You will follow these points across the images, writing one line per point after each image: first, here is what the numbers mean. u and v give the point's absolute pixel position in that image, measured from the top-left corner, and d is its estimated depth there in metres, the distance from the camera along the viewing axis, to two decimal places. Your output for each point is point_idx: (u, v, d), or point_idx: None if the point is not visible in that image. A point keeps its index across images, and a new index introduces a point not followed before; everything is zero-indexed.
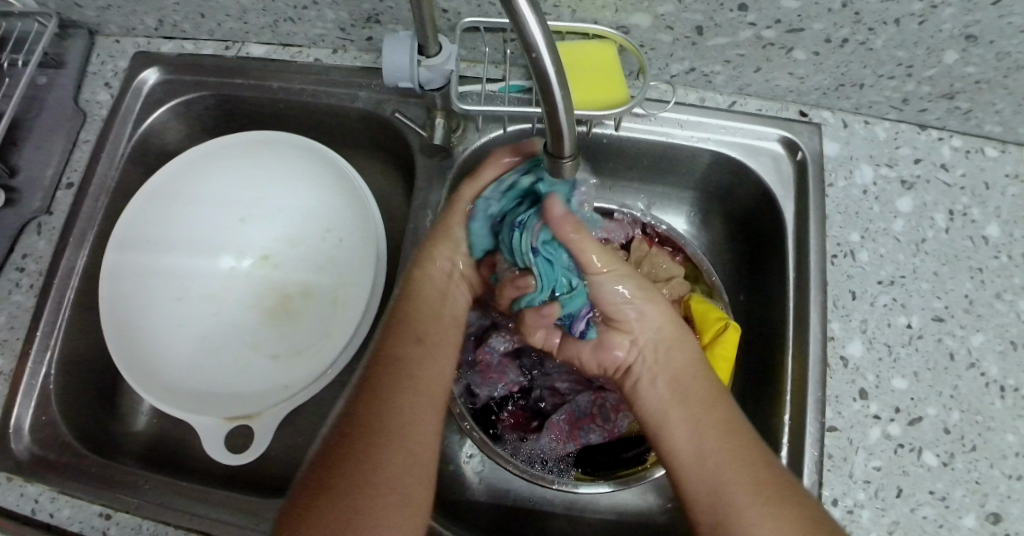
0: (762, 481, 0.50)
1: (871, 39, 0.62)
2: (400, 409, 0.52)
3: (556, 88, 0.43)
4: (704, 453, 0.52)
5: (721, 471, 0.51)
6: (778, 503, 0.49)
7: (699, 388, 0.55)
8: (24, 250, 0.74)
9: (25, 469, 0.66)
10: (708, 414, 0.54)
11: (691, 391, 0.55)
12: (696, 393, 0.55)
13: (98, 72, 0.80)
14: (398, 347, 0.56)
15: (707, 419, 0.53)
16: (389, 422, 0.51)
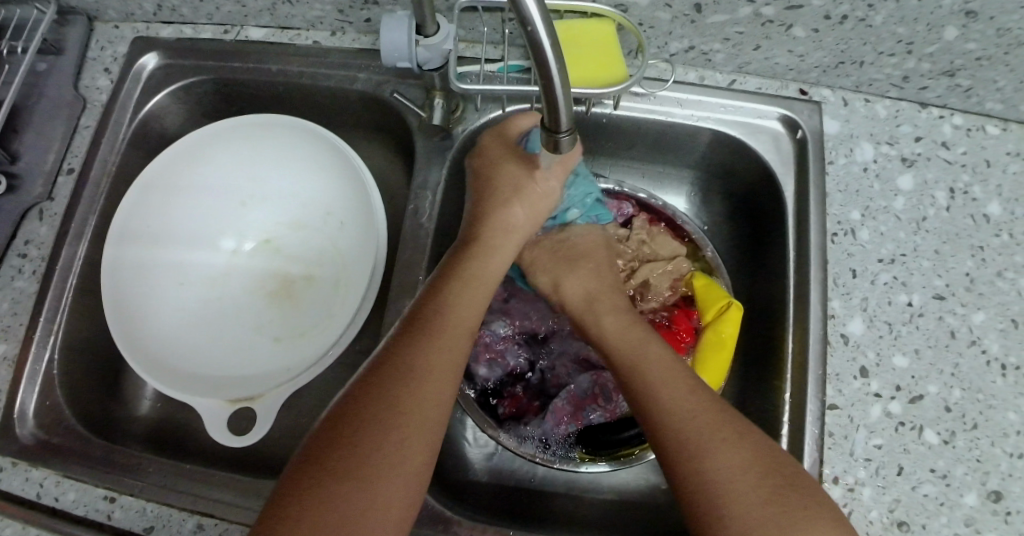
0: (714, 420, 0.53)
1: (870, 16, 0.62)
2: (404, 400, 0.52)
3: (551, 62, 0.43)
4: (660, 398, 0.55)
5: (677, 413, 0.53)
6: (729, 441, 0.52)
7: (652, 347, 0.59)
8: (26, 237, 0.74)
9: (29, 453, 0.66)
10: (659, 365, 0.57)
11: (643, 347, 0.59)
12: (643, 347, 0.59)
13: (97, 57, 0.80)
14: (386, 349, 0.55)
15: (659, 369, 0.57)
16: (378, 400, 0.52)
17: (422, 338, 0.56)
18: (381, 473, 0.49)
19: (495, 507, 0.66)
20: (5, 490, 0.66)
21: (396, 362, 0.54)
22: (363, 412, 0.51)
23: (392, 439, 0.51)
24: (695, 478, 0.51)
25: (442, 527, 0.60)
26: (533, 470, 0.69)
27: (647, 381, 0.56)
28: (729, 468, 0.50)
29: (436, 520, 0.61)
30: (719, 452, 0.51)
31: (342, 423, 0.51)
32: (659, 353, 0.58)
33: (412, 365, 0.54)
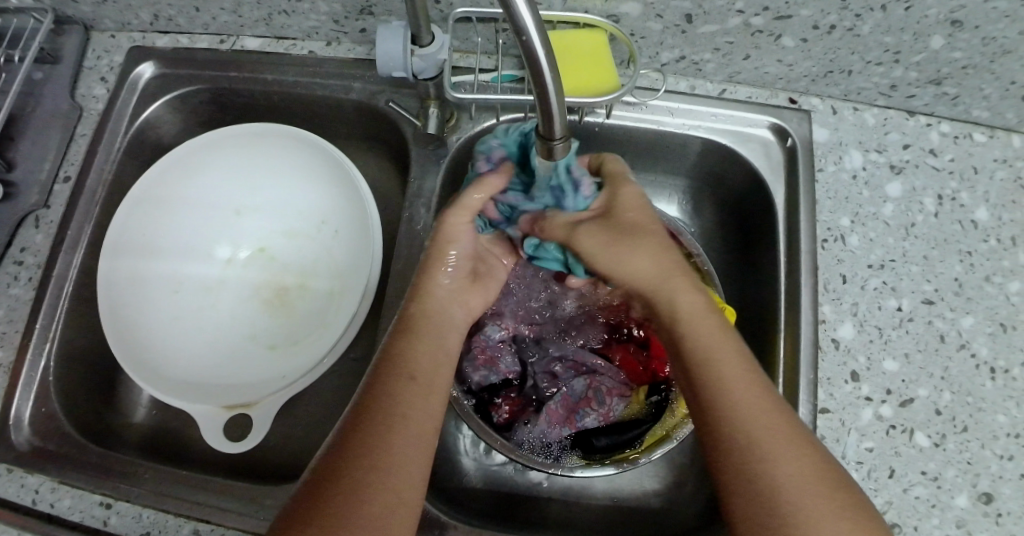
0: (782, 428, 0.51)
1: (858, 26, 0.63)
2: (396, 416, 0.53)
3: (545, 71, 0.44)
4: (727, 400, 0.52)
5: (745, 418, 0.51)
6: (798, 452, 0.50)
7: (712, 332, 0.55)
8: (22, 244, 0.75)
9: (24, 460, 0.66)
10: (727, 361, 0.53)
11: (710, 339, 0.55)
12: (710, 339, 0.55)
13: (94, 66, 0.80)
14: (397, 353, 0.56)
15: (727, 367, 0.53)
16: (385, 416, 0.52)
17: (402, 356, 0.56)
18: (384, 487, 0.49)
19: (489, 512, 0.67)
20: (1, 498, 0.66)
21: (385, 378, 0.55)
22: (365, 428, 0.52)
23: (390, 452, 0.51)
24: (761, 489, 0.48)
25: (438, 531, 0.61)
26: (529, 475, 0.70)
27: (714, 379, 0.53)
28: (796, 481, 0.48)
29: (432, 525, 0.61)
30: (788, 463, 0.49)
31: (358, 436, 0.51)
32: (727, 347, 0.54)
33: (399, 382, 0.54)
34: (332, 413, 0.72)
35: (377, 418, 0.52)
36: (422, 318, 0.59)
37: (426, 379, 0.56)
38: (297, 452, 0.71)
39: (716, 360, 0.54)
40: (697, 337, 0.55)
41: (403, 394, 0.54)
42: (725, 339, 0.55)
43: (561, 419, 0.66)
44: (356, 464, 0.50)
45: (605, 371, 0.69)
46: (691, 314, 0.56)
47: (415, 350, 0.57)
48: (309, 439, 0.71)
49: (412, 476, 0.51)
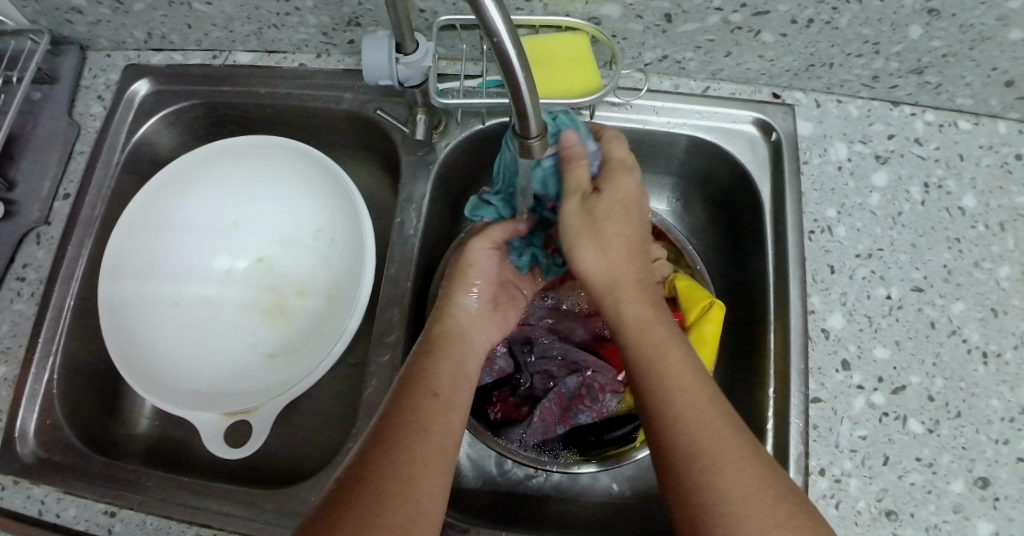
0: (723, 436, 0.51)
1: (836, 18, 0.64)
2: (417, 432, 0.54)
3: (518, 72, 0.45)
4: (668, 407, 0.53)
5: (685, 421, 0.52)
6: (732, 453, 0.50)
7: (653, 331, 0.56)
8: (24, 260, 0.76)
9: (30, 471, 0.68)
10: (670, 367, 0.54)
11: (659, 346, 0.56)
12: (663, 350, 0.55)
13: (91, 85, 0.82)
14: (425, 374, 0.58)
15: (673, 373, 0.54)
16: (415, 432, 0.54)
17: (426, 375, 0.58)
18: (400, 501, 0.50)
19: (487, 511, 0.68)
20: (8, 508, 0.67)
21: (412, 394, 0.56)
22: (394, 440, 0.53)
23: (408, 466, 0.52)
24: (698, 491, 0.49)
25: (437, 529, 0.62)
26: (526, 474, 0.71)
27: (657, 387, 0.54)
28: (735, 480, 0.49)
29: None
30: (722, 464, 0.49)
31: (388, 450, 0.52)
32: (671, 354, 0.55)
33: (426, 401, 0.56)
34: (331, 417, 0.74)
35: (398, 431, 0.54)
36: (448, 342, 0.61)
37: (448, 399, 0.57)
38: (297, 457, 0.72)
39: (656, 366, 0.55)
40: (644, 344, 0.56)
41: (425, 411, 0.55)
42: (669, 346, 0.56)
43: (554, 418, 0.67)
44: (386, 473, 0.51)
45: (599, 369, 0.69)
46: (637, 318, 0.57)
47: (437, 371, 0.58)
48: (309, 443, 0.73)
49: (432, 487, 0.52)
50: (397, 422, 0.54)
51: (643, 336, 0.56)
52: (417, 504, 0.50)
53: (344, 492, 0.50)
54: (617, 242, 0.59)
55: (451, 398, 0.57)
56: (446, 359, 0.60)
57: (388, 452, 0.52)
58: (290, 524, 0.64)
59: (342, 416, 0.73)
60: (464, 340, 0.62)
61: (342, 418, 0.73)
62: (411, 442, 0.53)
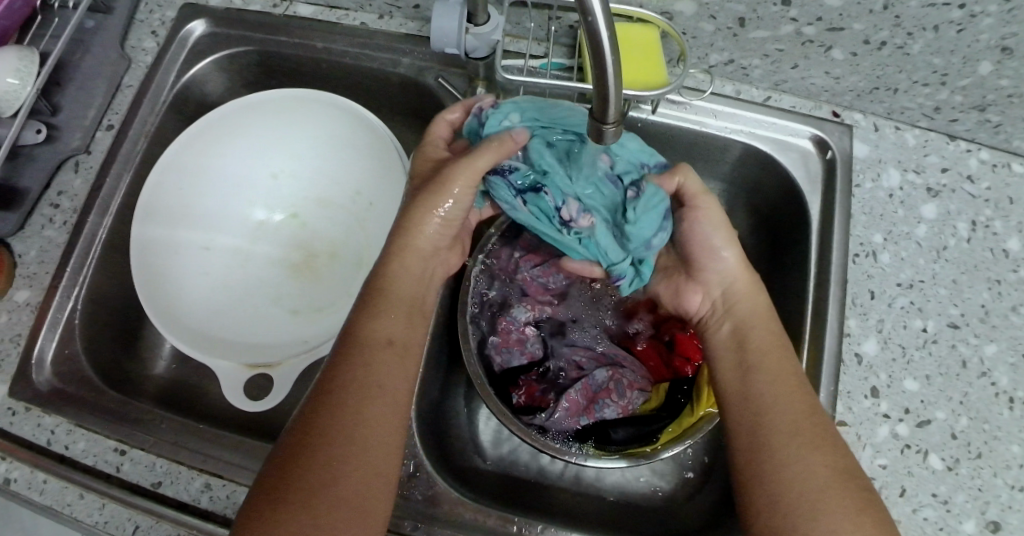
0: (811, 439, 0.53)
1: (908, 44, 0.63)
2: (380, 392, 0.53)
3: (607, 52, 0.44)
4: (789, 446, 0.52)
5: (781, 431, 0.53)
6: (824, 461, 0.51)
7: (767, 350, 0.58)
8: (60, 188, 0.76)
9: (43, 400, 0.68)
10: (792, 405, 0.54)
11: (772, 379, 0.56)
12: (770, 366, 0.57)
13: (146, 20, 0.81)
14: (380, 310, 0.58)
15: (784, 402, 0.54)
16: (362, 365, 0.54)
17: (377, 320, 0.57)
18: (364, 428, 0.51)
19: (498, 493, 0.68)
20: (17, 435, 0.67)
21: (356, 338, 0.56)
22: (342, 381, 0.53)
23: (358, 399, 0.52)
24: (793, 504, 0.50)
25: (449, 507, 0.62)
26: (538, 461, 0.71)
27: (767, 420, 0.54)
28: (808, 480, 0.50)
29: (443, 499, 0.62)
30: (801, 471, 0.51)
31: (342, 383, 0.53)
32: (787, 394, 0.55)
33: (375, 340, 0.56)
34: None
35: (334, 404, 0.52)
36: (382, 314, 0.58)
37: (395, 371, 0.55)
38: None
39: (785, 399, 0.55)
40: (760, 376, 0.56)
41: (369, 384, 0.53)
42: (790, 384, 0.55)
43: (578, 409, 0.67)
44: (332, 415, 0.51)
45: (627, 364, 0.70)
46: (739, 326, 0.60)
47: (386, 320, 0.57)
48: None
49: (388, 441, 0.52)
50: (343, 360, 0.54)
51: (758, 373, 0.57)
52: (383, 467, 0.51)
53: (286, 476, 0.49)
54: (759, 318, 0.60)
55: (405, 348, 0.57)
56: (399, 291, 0.60)
57: (333, 387, 0.53)
58: None
59: None
60: (409, 296, 0.60)
61: None
62: (362, 382, 0.53)
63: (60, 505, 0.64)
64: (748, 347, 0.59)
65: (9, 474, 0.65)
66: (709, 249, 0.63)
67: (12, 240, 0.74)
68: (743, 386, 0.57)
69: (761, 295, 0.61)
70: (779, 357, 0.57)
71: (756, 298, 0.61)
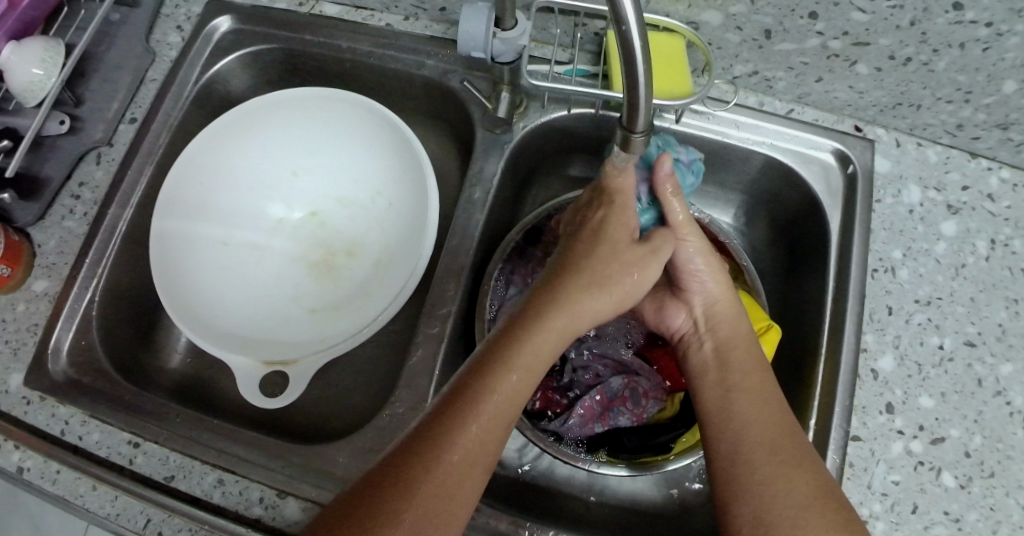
0: (779, 452, 0.53)
1: (933, 61, 0.63)
2: (492, 423, 0.52)
3: (638, 62, 0.44)
4: (752, 459, 0.53)
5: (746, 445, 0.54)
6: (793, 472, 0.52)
7: (743, 365, 0.59)
8: (81, 179, 0.76)
9: (58, 390, 0.68)
10: (761, 419, 0.55)
11: (740, 393, 0.57)
12: (743, 381, 0.58)
13: (171, 14, 0.82)
14: (526, 337, 0.56)
15: (753, 416, 0.55)
16: (486, 391, 0.53)
17: (514, 343, 0.55)
18: (470, 460, 0.51)
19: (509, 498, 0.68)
20: (31, 424, 0.67)
21: (494, 360, 0.54)
22: (465, 401, 0.52)
23: (471, 426, 0.51)
24: (755, 514, 0.51)
25: (461, 510, 0.62)
26: (549, 466, 0.71)
27: (732, 435, 0.55)
28: (786, 497, 0.51)
29: None
30: (779, 487, 0.51)
31: (472, 405, 0.52)
32: (765, 412, 0.55)
33: (514, 368, 0.54)
34: (365, 381, 0.73)
35: (428, 490, 0.49)
36: (521, 342, 0.55)
37: (507, 408, 0.53)
38: (326, 415, 0.72)
39: (755, 413, 0.56)
40: (739, 393, 0.57)
41: (480, 411, 0.52)
42: (759, 398, 0.56)
43: (593, 416, 0.67)
44: (448, 438, 0.51)
45: (643, 373, 0.70)
46: (719, 344, 0.61)
47: (527, 347, 0.55)
48: (337, 404, 0.72)
49: (476, 479, 0.51)
50: (476, 377, 0.54)
51: (737, 391, 0.57)
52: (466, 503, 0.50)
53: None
54: (737, 334, 0.61)
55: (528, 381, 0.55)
56: (553, 329, 0.57)
57: (459, 407, 0.52)
58: (313, 481, 0.62)
59: (376, 381, 0.73)
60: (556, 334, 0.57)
61: (375, 383, 0.73)
62: (488, 415, 0.52)
63: (73, 496, 0.64)
64: (725, 364, 0.60)
65: (22, 463, 0.65)
66: (693, 268, 0.63)
67: (33, 229, 0.75)
68: (722, 402, 0.57)
69: (744, 317, 0.62)
70: (758, 376, 0.58)
71: (739, 320, 0.62)
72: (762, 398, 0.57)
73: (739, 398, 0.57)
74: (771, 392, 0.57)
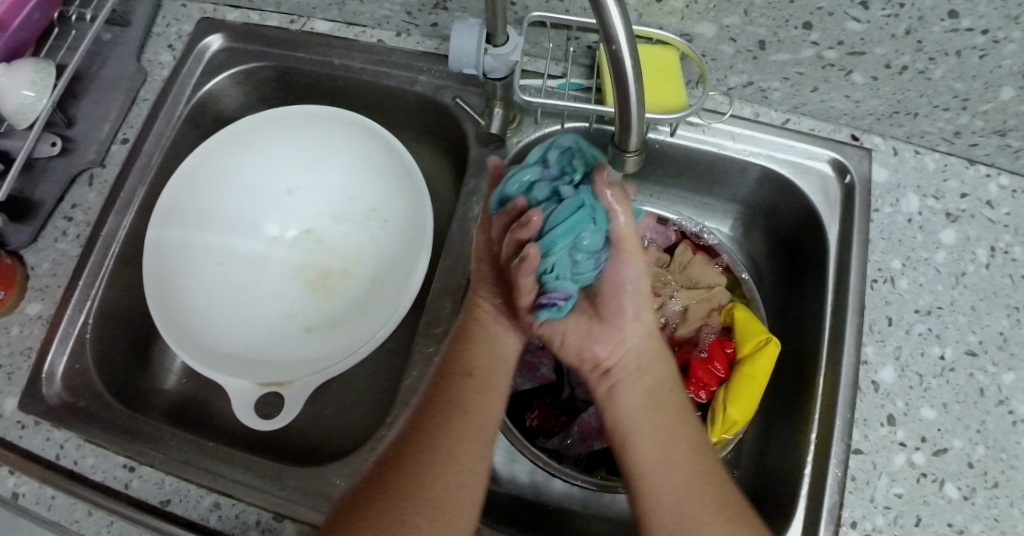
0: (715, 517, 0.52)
1: (930, 69, 0.62)
2: (464, 426, 0.56)
3: (630, 82, 0.44)
4: (689, 531, 0.51)
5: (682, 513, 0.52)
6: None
7: (669, 421, 0.56)
8: (74, 201, 0.76)
9: (54, 414, 0.67)
10: (693, 481, 0.53)
11: (670, 454, 0.54)
12: (672, 439, 0.55)
13: (163, 33, 0.81)
14: (467, 351, 0.60)
15: (685, 479, 0.53)
16: (445, 402, 0.57)
17: (461, 357, 0.60)
18: (452, 460, 0.54)
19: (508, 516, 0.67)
20: (27, 448, 0.67)
21: (448, 378, 0.59)
22: (434, 414, 0.56)
23: (442, 430, 0.55)
24: None
25: None
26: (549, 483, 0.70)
27: (667, 502, 0.53)
28: None
29: None
30: None
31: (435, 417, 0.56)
32: (698, 462, 0.54)
33: (461, 376, 0.59)
34: (362, 400, 0.73)
35: (423, 491, 0.52)
36: (466, 354, 0.60)
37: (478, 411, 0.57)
38: (323, 435, 0.71)
39: (686, 475, 0.53)
40: (673, 453, 0.54)
41: (450, 419, 0.56)
42: (688, 457, 0.54)
43: (592, 434, 0.67)
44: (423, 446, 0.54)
45: None
46: (651, 387, 0.58)
47: (468, 354, 0.60)
48: (335, 424, 0.72)
49: (472, 479, 0.54)
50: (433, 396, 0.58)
51: (673, 441, 0.55)
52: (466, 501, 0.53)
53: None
54: (663, 382, 0.58)
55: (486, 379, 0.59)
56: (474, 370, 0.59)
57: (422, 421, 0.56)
58: (310, 504, 0.62)
59: (373, 400, 0.73)
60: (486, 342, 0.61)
61: (372, 402, 0.73)
62: (448, 415, 0.56)
63: (68, 521, 0.63)
64: (649, 419, 0.56)
65: (17, 489, 0.65)
66: (623, 292, 0.59)
67: (26, 252, 0.74)
68: (656, 460, 0.54)
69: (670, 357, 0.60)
70: (688, 430, 0.56)
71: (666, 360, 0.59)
72: (691, 458, 0.54)
73: (669, 459, 0.54)
74: (699, 450, 0.55)
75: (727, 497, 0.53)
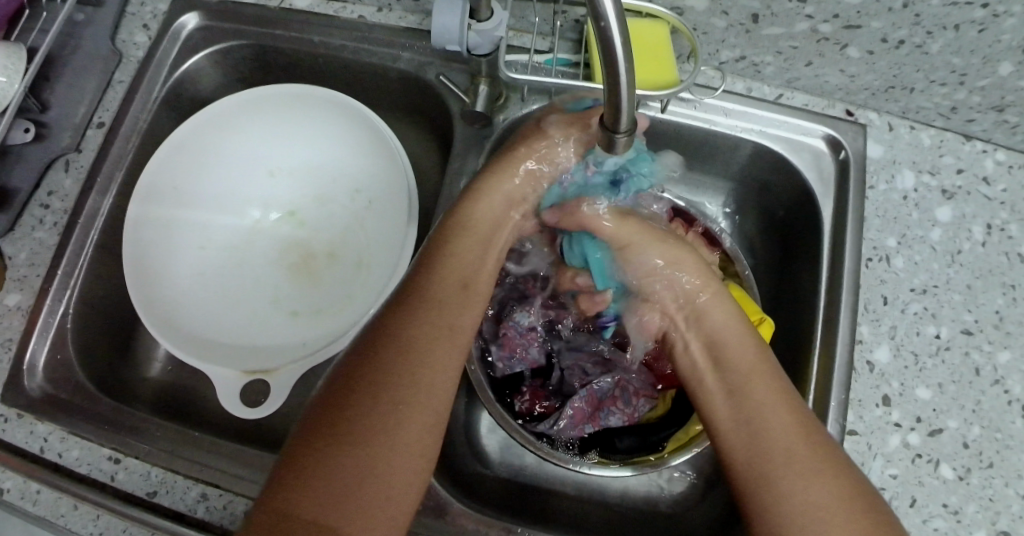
0: (804, 448, 0.48)
1: (927, 43, 0.61)
2: (443, 323, 0.53)
3: (619, 60, 0.41)
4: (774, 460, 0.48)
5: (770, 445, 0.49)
6: (824, 472, 0.47)
7: (746, 358, 0.54)
8: (50, 188, 0.74)
9: (36, 407, 0.66)
10: (777, 415, 0.50)
11: (752, 389, 0.52)
12: (752, 376, 0.53)
13: (137, 12, 0.79)
14: (457, 249, 0.59)
15: (770, 411, 0.50)
16: (422, 298, 0.54)
17: (444, 257, 0.58)
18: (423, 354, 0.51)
19: (501, 501, 0.66)
20: (10, 442, 0.65)
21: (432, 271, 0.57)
22: (409, 303, 0.54)
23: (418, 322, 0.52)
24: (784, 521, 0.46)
25: (451, 519, 0.60)
26: (540, 468, 0.69)
27: (750, 433, 0.50)
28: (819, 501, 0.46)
29: (443, 512, 0.60)
30: (813, 486, 0.46)
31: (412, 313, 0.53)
32: (780, 396, 0.51)
33: (445, 273, 0.56)
34: None
35: (391, 374, 0.49)
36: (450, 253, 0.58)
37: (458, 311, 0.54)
38: None
39: (768, 407, 0.50)
40: (751, 389, 0.52)
41: (427, 312, 0.53)
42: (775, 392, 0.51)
43: (583, 417, 0.65)
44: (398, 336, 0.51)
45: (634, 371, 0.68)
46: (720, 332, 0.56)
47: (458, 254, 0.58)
48: None
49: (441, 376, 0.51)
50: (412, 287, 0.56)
51: (746, 383, 0.53)
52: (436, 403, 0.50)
53: (315, 431, 0.46)
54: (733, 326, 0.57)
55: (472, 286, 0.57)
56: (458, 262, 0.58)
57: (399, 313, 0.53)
58: None
59: None
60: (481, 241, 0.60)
61: None
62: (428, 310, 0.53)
63: (53, 516, 0.62)
64: (728, 361, 0.54)
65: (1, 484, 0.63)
66: (659, 268, 0.61)
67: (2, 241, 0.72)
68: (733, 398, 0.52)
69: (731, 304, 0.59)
70: (767, 366, 0.53)
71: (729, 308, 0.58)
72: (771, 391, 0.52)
73: (754, 394, 0.52)
74: (781, 384, 0.52)
75: (817, 432, 0.50)
